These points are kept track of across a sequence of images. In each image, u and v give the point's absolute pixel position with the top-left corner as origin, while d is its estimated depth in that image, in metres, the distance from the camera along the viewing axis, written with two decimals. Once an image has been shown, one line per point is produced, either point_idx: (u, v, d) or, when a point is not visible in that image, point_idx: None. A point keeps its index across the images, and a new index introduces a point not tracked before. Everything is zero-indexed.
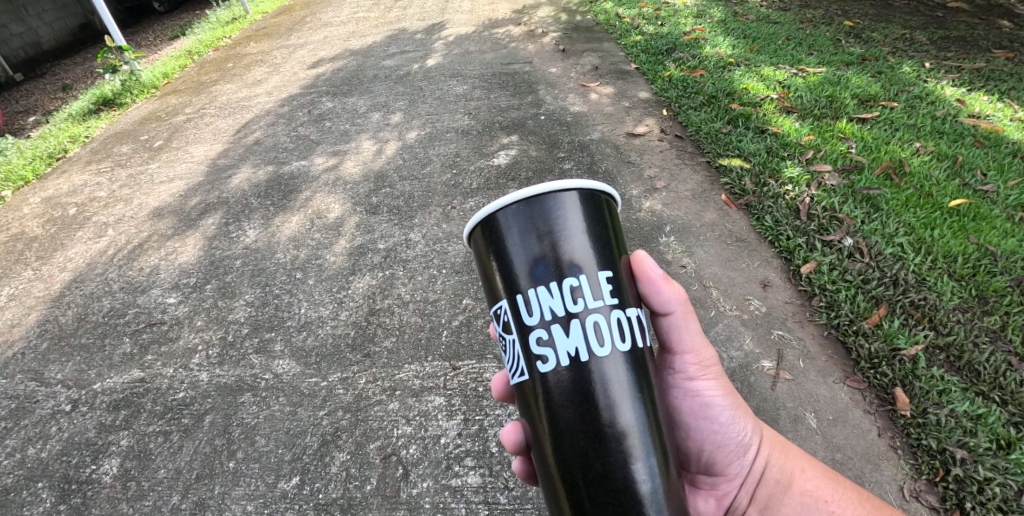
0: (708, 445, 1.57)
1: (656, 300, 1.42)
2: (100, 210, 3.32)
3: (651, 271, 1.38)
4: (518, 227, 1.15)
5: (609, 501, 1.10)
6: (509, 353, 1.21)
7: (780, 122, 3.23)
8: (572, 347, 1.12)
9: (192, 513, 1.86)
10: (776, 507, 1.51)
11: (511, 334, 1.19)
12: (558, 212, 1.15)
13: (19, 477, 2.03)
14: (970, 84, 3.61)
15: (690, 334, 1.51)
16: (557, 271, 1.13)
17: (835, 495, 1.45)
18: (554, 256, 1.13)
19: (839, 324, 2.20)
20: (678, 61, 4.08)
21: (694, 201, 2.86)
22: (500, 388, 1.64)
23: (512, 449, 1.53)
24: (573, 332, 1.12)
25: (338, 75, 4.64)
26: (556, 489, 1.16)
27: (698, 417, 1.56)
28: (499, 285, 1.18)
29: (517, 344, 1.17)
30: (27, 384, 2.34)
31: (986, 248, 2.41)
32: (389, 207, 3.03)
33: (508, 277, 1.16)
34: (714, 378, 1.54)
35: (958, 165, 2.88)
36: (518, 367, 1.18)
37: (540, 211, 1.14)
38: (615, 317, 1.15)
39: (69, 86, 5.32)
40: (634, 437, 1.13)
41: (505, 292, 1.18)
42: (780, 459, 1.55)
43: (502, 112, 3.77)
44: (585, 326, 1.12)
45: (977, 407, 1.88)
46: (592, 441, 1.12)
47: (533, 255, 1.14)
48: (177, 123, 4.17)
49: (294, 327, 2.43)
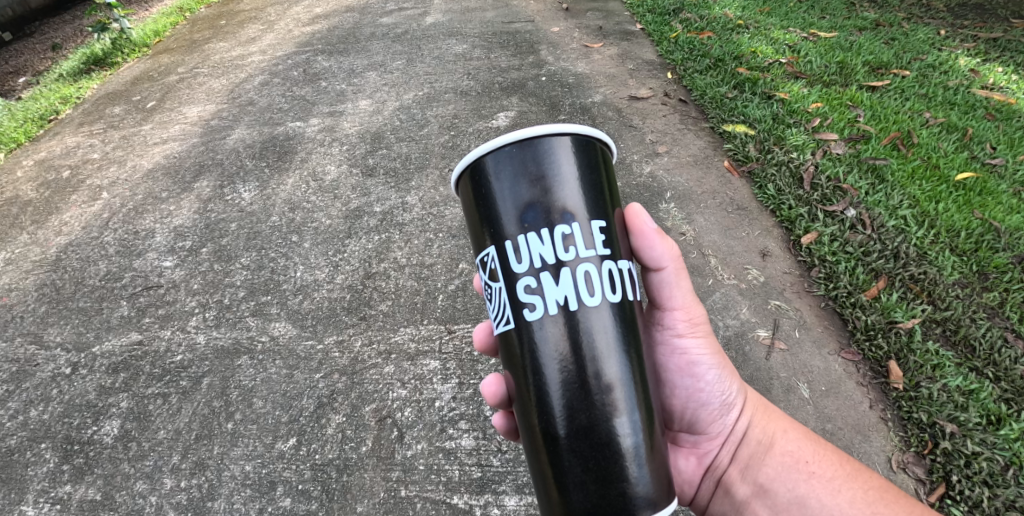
0: (691, 403, 1.59)
1: (649, 255, 1.40)
2: (94, 173, 3.27)
3: (644, 225, 1.34)
4: (509, 171, 1.10)
5: (592, 454, 1.09)
6: (495, 302, 1.18)
7: (788, 88, 3.16)
8: (561, 295, 1.09)
9: (192, 472, 1.90)
10: (756, 466, 1.51)
11: (497, 283, 1.16)
12: (552, 158, 1.10)
13: (23, 439, 2.05)
14: (985, 54, 3.51)
15: (681, 290, 1.49)
16: (548, 218, 1.09)
17: (815, 456, 1.44)
18: (545, 203, 1.09)
19: (837, 295, 2.20)
20: (685, 22, 3.94)
21: (695, 167, 2.81)
22: (481, 340, 1.64)
23: (493, 402, 1.54)
24: (563, 281, 1.09)
25: (334, 32, 4.49)
26: (537, 441, 1.15)
27: (684, 374, 1.56)
28: (487, 232, 1.15)
29: (504, 292, 1.14)
30: (27, 347, 2.35)
31: (990, 224, 2.38)
32: (386, 170, 2.98)
33: (496, 224, 1.13)
34: (702, 336, 1.54)
35: (968, 138, 2.83)
36: (504, 316, 1.15)
37: (533, 155, 1.10)
38: (605, 268, 1.12)
39: (58, 44, 5.16)
40: (619, 391, 1.11)
41: (492, 239, 1.14)
42: (761, 419, 1.54)
43: (502, 72, 3.67)
44: (575, 275, 1.09)
45: (969, 383, 1.89)
46: (577, 395, 1.10)
47: (524, 200, 1.10)
48: (170, 83, 4.06)
49: (290, 290, 2.43)
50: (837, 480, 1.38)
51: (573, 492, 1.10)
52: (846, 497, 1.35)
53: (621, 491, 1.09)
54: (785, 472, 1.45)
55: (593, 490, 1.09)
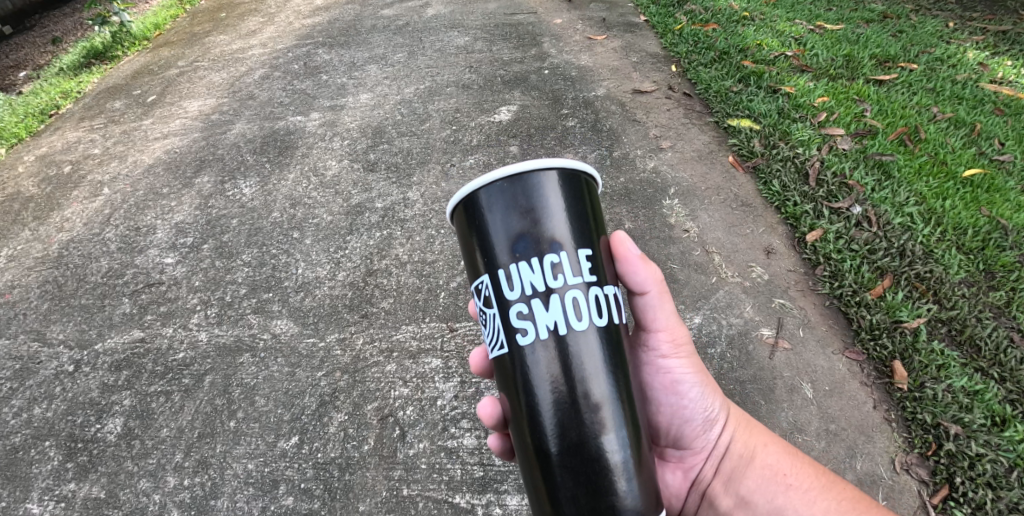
0: (676, 419, 1.58)
1: (632, 280, 1.39)
2: (96, 168, 3.26)
3: (628, 252, 1.33)
4: (498, 202, 1.09)
5: (583, 470, 1.08)
6: (488, 327, 1.16)
7: (793, 81, 3.12)
8: (551, 321, 1.07)
9: (195, 471, 1.90)
10: (738, 479, 1.51)
11: (491, 309, 1.14)
12: (542, 191, 1.09)
13: (27, 436, 2.06)
14: (994, 48, 3.46)
15: (665, 314, 1.48)
16: (537, 247, 1.08)
17: (793, 468, 1.43)
18: (535, 232, 1.08)
19: (842, 294, 2.18)
20: (689, 14, 3.89)
21: (700, 162, 2.78)
22: (479, 363, 1.64)
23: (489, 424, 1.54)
24: (552, 306, 1.08)
25: (334, 25, 4.45)
26: (530, 458, 1.14)
27: (668, 392, 1.56)
28: (479, 260, 1.14)
29: (497, 318, 1.12)
30: (30, 344, 2.35)
31: (997, 221, 2.36)
32: (387, 165, 2.97)
33: (487, 252, 1.12)
34: (685, 356, 1.53)
35: (976, 133, 2.79)
36: (497, 341, 1.14)
37: (522, 185, 1.08)
38: (592, 293, 1.11)
39: (59, 37, 5.12)
40: (606, 408, 1.10)
41: (485, 267, 1.13)
42: (743, 433, 1.54)
43: (504, 65, 3.63)
44: (563, 302, 1.08)
45: (974, 384, 1.88)
46: (567, 414, 1.09)
47: (513, 230, 1.08)
48: (170, 77, 4.03)
49: (292, 288, 2.42)
50: (813, 491, 1.38)
51: (565, 509, 1.09)
52: (821, 508, 1.35)
53: (611, 506, 1.08)
54: (764, 485, 1.45)
55: (584, 505, 1.08)
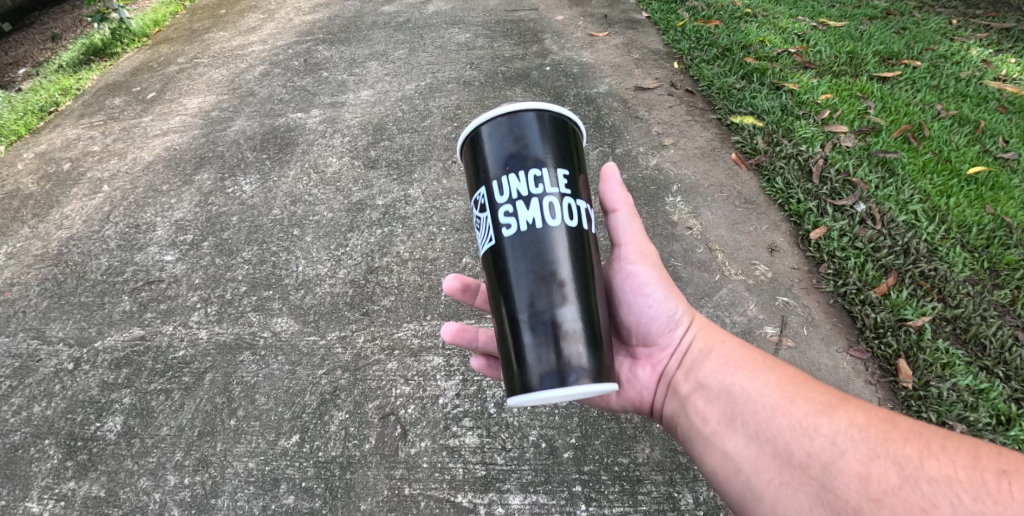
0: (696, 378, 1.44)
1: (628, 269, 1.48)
2: (95, 165, 3.24)
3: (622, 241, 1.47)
4: (492, 127, 1.18)
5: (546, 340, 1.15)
6: (478, 229, 1.26)
7: (797, 78, 3.11)
8: (529, 219, 1.15)
9: (196, 469, 1.89)
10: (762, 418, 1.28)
11: (483, 213, 1.23)
12: (532, 122, 1.17)
13: (26, 435, 2.05)
14: (998, 45, 3.44)
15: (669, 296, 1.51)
16: (523, 159, 1.16)
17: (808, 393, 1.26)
18: (522, 149, 1.16)
19: (846, 292, 2.17)
20: (692, 10, 3.87)
21: (702, 159, 2.76)
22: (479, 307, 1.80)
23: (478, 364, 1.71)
24: (530, 207, 1.16)
25: (335, 21, 4.43)
26: (504, 329, 1.23)
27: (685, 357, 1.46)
28: (474, 177, 1.23)
29: (484, 219, 1.22)
30: (29, 342, 2.34)
31: (1002, 219, 2.34)
32: (388, 162, 2.95)
33: (481, 169, 1.21)
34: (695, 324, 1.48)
35: (980, 131, 2.78)
36: (483, 239, 1.24)
37: (511, 111, 1.17)
38: (567, 202, 1.19)
39: (58, 34, 5.10)
40: (570, 286, 1.18)
41: (478, 181, 1.22)
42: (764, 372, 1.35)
43: (506, 62, 3.61)
44: (540, 203, 1.16)
45: (979, 382, 1.87)
46: (536, 289, 1.17)
47: (503, 147, 1.17)
48: (170, 74, 4.01)
49: (292, 285, 2.41)
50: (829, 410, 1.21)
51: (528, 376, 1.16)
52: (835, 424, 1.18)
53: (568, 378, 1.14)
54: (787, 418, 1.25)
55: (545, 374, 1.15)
